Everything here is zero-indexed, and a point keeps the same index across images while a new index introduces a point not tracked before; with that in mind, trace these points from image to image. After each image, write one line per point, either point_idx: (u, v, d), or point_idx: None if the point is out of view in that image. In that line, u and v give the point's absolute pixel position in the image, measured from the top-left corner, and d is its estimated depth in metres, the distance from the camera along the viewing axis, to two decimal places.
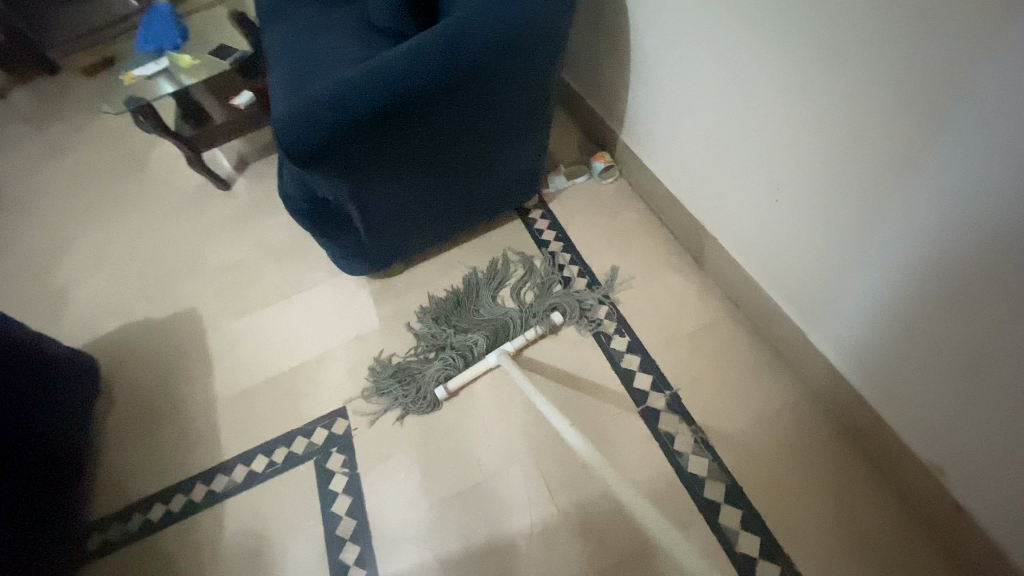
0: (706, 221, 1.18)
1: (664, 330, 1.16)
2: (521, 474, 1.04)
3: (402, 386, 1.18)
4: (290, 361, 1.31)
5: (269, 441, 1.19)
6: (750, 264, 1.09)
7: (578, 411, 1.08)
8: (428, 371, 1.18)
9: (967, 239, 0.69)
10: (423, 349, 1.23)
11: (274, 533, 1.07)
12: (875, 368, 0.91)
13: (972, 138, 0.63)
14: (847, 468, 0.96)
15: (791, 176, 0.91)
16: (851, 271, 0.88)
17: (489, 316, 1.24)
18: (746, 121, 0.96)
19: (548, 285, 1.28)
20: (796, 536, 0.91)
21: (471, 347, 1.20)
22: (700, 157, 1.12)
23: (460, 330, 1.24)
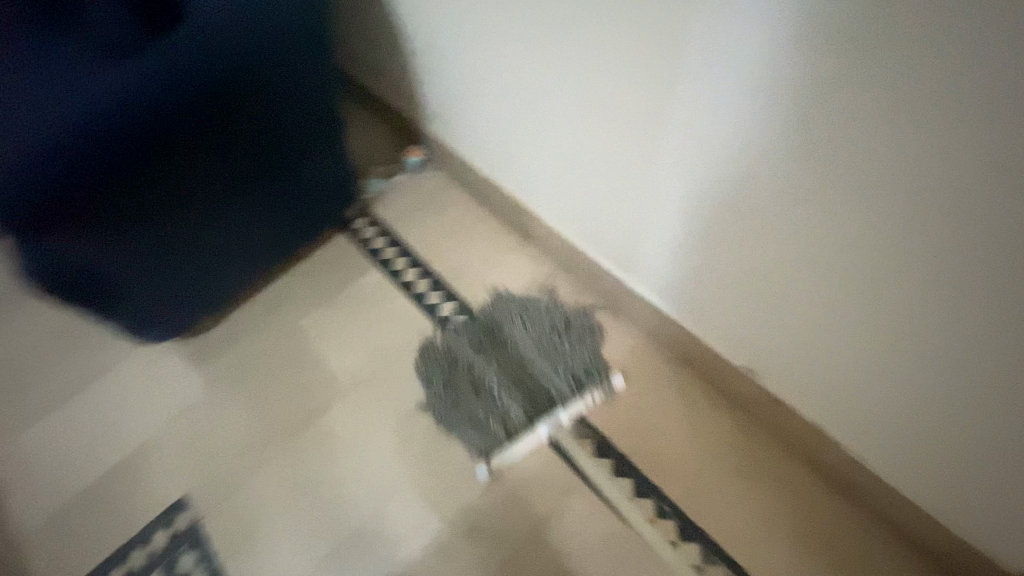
0: (524, 195, 1.19)
1: (510, 310, 1.17)
2: (402, 499, 0.98)
3: (462, 410, 1.04)
4: (105, 463, 1.09)
5: (98, 565, 0.99)
6: (571, 230, 1.12)
7: (446, 415, 1.05)
8: (460, 418, 1.03)
9: (719, 172, 0.75)
10: (440, 379, 1.08)
11: None
12: (685, 304, 0.98)
13: (702, 77, 0.68)
14: (687, 390, 1.04)
15: (578, 138, 0.93)
16: (650, 221, 0.92)
17: (526, 381, 1.05)
18: (529, 87, 0.96)
19: (579, 349, 1.08)
20: (659, 468, 0.98)
21: (511, 409, 1.03)
22: (504, 135, 1.11)
23: (500, 379, 1.06)
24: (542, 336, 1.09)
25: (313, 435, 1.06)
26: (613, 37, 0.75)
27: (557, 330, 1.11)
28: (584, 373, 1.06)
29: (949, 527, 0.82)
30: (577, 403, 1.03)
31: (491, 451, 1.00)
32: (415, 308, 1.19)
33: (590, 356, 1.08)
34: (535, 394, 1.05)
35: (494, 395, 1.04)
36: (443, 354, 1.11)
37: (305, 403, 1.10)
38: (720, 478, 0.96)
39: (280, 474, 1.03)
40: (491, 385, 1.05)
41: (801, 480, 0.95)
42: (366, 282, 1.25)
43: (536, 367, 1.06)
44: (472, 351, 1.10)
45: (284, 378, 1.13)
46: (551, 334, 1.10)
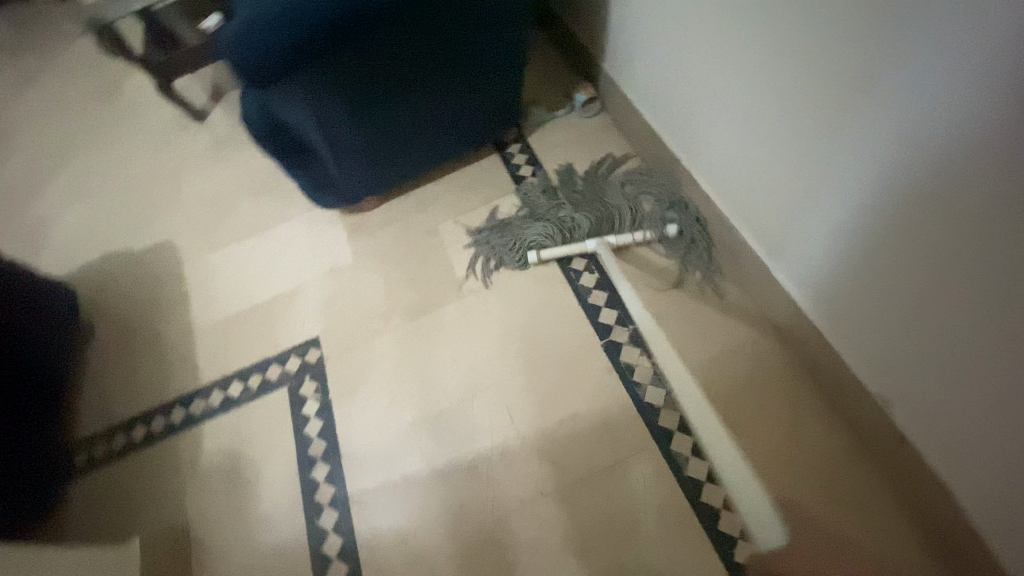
0: (689, 161, 1.13)
1: (634, 266, 1.15)
2: (486, 401, 1.06)
3: (503, 239, 1.23)
4: (268, 293, 1.32)
5: (246, 368, 1.22)
6: (733, 210, 1.05)
7: (546, 343, 1.10)
8: (531, 221, 1.25)
9: (934, 165, 0.65)
10: (539, 209, 1.26)
11: (247, 453, 1.11)
12: (835, 304, 0.90)
13: (954, 46, 0.57)
14: (798, 400, 0.98)
15: (769, 98, 0.85)
16: (823, 206, 0.84)
17: (601, 199, 1.24)
18: (728, 33, 0.88)
19: (664, 204, 1.17)
20: (742, 463, 0.94)
21: (581, 221, 1.21)
22: (687, 102, 1.05)
23: (573, 211, 1.23)
24: (625, 190, 1.23)
25: (426, 323, 1.18)
26: (848, 18, 0.67)
27: (631, 193, 1.22)
28: (666, 222, 1.15)
29: None
30: (636, 234, 1.15)
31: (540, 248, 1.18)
32: (542, 242, 1.20)
33: (662, 228, 1.15)
34: (606, 221, 1.21)
35: (563, 216, 1.23)
36: (507, 224, 1.25)
37: (428, 295, 1.22)
38: (812, 508, 0.90)
39: (393, 346, 1.17)
40: (565, 210, 1.24)
41: (898, 533, 0.87)
42: (507, 205, 1.31)
43: (609, 231, 1.19)
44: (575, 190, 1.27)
45: (417, 270, 1.26)
46: (650, 195, 1.21)
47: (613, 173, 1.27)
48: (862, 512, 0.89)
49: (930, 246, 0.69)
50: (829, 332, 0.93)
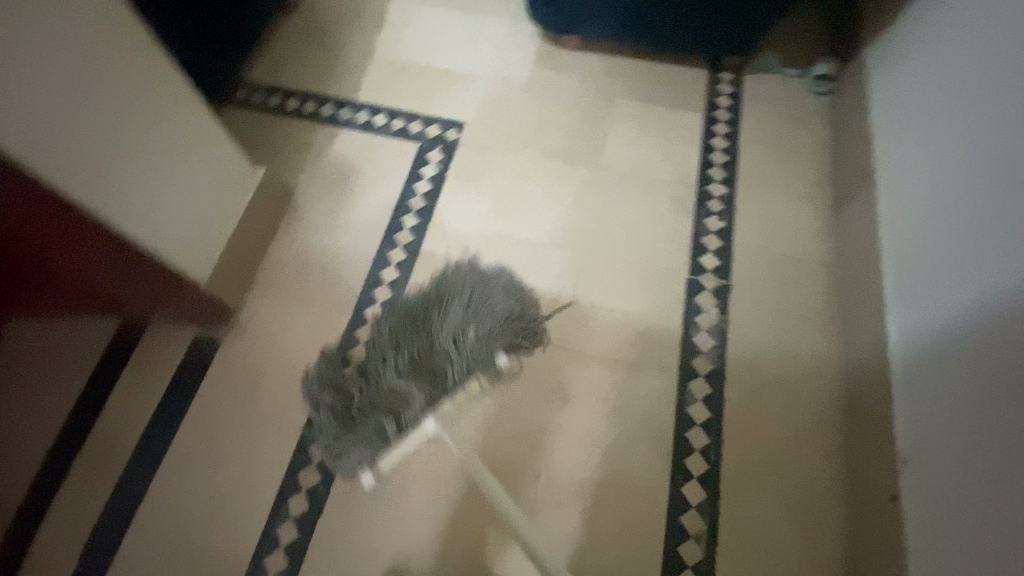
0: (885, 180, 1.05)
1: (760, 237, 1.15)
2: (564, 256, 1.13)
3: (342, 418, 0.94)
4: (445, 64, 1.38)
5: (395, 111, 1.31)
6: (891, 250, 0.98)
7: (644, 246, 1.13)
8: (366, 416, 0.93)
9: None
10: (356, 379, 0.98)
11: (363, 172, 1.24)
12: (919, 369, 0.85)
13: None
14: (822, 425, 0.98)
15: (1006, 140, 0.77)
16: (979, 271, 0.78)
17: (432, 352, 0.97)
18: (1014, 59, 0.79)
19: (445, 337, 0.97)
20: (738, 434, 0.97)
21: (403, 394, 0.94)
22: (939, 122, 0.94)
23: (402, 367, 0.96)
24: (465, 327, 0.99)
25: (554, 172, 1.23)
26: None
27: (465, 312, 1.00)
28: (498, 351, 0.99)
29: None
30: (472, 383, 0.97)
31: (377, 455, 0.92)
32: (694, 170, 1.22)
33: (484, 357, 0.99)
34: (418, 377, 0.95)
35: (392, 379, 0.95)
36: (331, 383, 0.97)
37: (569, 151, 1.25)
38: (765, 503, 0.92)
39: (517, 169, 1.23)
40: (385, 365, 0.97)
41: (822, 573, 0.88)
42: (687, 119, 1.28)
43: (433, 356, 0.97)
44: (421, 322, 1.02)
45: (572, 125, 1.28)
46: (458, 308, 1.01)
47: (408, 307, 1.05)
48: (807, 537, 0.90)
49: None
50: (897, 392, 0.89)
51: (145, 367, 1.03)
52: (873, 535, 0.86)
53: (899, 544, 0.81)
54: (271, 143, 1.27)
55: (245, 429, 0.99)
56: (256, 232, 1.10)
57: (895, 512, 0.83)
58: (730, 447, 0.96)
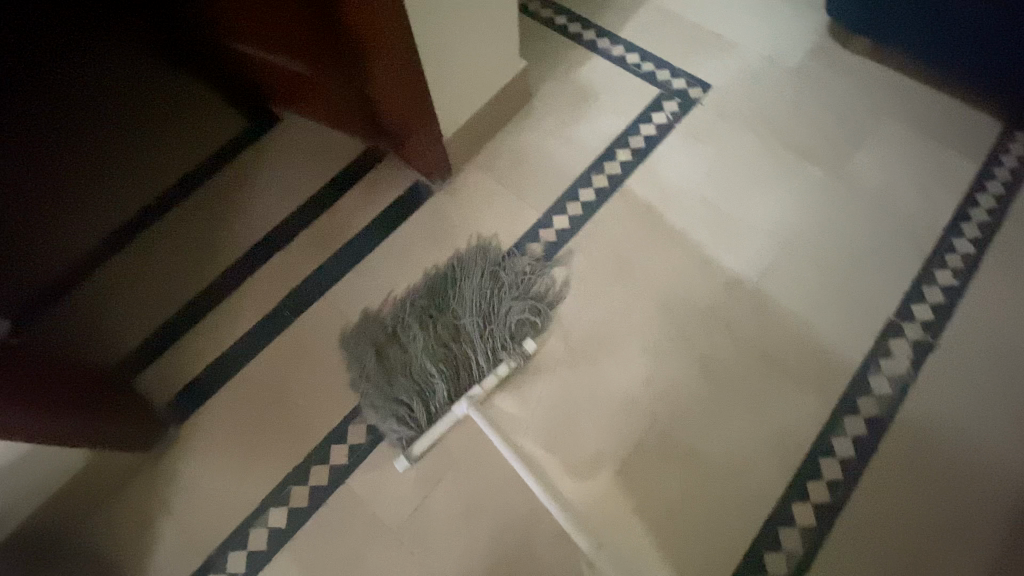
0: None
1: (994, 313, 1.00)
2: (760, 244, 1.10)
3: (382, 386, 0.98)
4: (714, 29, 1.36)
5: (650, 56, 1.34)
6: None
7: (851, 270, 1.06)
8: (383, 390, 0.98)
9: None
10: (382, 355, 1.01)
11: (599, 99, 1.29)
12: None
13: None
14: (978, 526, 0.86)
15: None
16: None
17: (455, 327, 1.03)
18: None
19: (472, 317, 1.03)
20: (876, 488, 0.89)
21: (420, 363, 0.99)
22: None
23: (426, 343, 1.01)
24: (490, 299, 1.06)
25: (784, 162, 1.18)
26: None
27: (492, 289, 1.07)
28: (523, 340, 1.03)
29: None
30: (501, 364, 1.00)
31: (414, 437, 0.95)
32: (946, 217, 1.09)
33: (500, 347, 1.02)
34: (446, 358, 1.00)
35: (411, 346, 1.01)
36: (388, 355, 1.01)
37: (808, 149, 1.19)
38: (875, 564, 0.85)
39: (747, 148, 1.20)
40: (411, 341, 1.01)
41: None
42: (959, 164, 1.14)
43: (462, 343, 1.01)
44: (441, 299, 1.06)
45: (822, 126, 1.21)
46: (483, 288, 1.07)
47: (551, 126, 1.25)
48: None
49: None
50: None
51: (371, 189, 1.21)
52: None
53: None
54: (533, 49, 1.37)
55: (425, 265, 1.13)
56: (497, 111, 1.21)
57: None
58: (863, 494, 0.89)
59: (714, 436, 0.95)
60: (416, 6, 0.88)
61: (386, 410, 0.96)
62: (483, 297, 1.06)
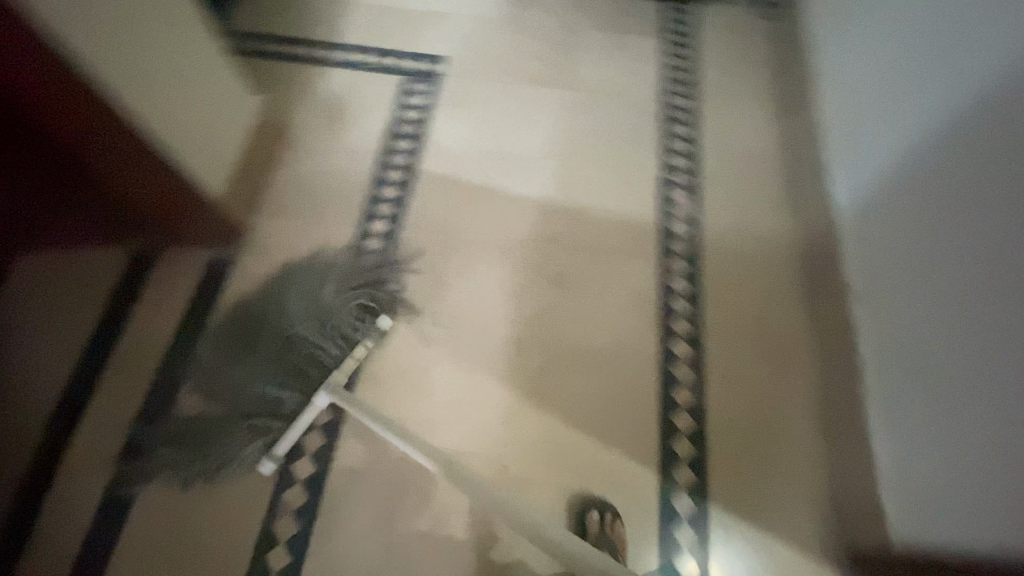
0: (818, 84, 1.20)
1: (723, 141, 1.27)
2: (549, 167, 1.24)
3: (219, 418, 0.95)
4: (425, 9, 1.45)
5: (382, 50, 1.38)
6: (827, 140, 1.13)
7: (622, 156, 1.25)
8: (216, 413, 0.95)
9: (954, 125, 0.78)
10: (223, 388, 0.97)
11: (357, 106, 1.30)
12: (867, 238, 0.97)
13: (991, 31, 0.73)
14: (789, 289, 1.09)
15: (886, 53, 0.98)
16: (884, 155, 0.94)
17: (291, 336, 0.99)
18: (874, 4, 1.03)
19: (305, 316, 1.01)
20: (717, 303, 1.09)
21: (266, 379, 0.96)
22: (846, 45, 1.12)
23: (265, 359, 0.97)
24: (329, 298, 1.03)
25: (534, 96, 1.33)
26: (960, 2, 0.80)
27: (323, 285, 1.04)
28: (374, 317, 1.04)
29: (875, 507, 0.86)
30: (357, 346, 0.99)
31: (275, 442, 0.93)
32: (660, 90, 1.35)
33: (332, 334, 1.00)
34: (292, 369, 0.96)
35: (248, 367, 0.97)
36: (228, 388, 0.97)
37: (545, 78, 1.35)
38: (745, 355, 1.03)
39: (501, 96, 1.33)
40: (247, 363, 0.98)
41: (799, 407, 0.99)
42: (651, 47, 1.40)
43: (316, 349, 0.98)
44: (270, 316, 1.02)
45: (547, 57, 1.39)
46: (326, 292, 1.03)
47: (323, 148, 1.24)
48: (785, 378, 1.01)
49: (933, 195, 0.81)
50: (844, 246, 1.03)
51: (166, 288, 1.09)
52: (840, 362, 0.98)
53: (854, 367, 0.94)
54: (268, 85, 1.32)
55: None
56: None
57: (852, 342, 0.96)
58: (709, 312, 1.08)
59: (593, 332, 1.07)
60: (110, 83, 0.79)
61: (241, 434, 0.93)
62: (319, 297, 1.03)
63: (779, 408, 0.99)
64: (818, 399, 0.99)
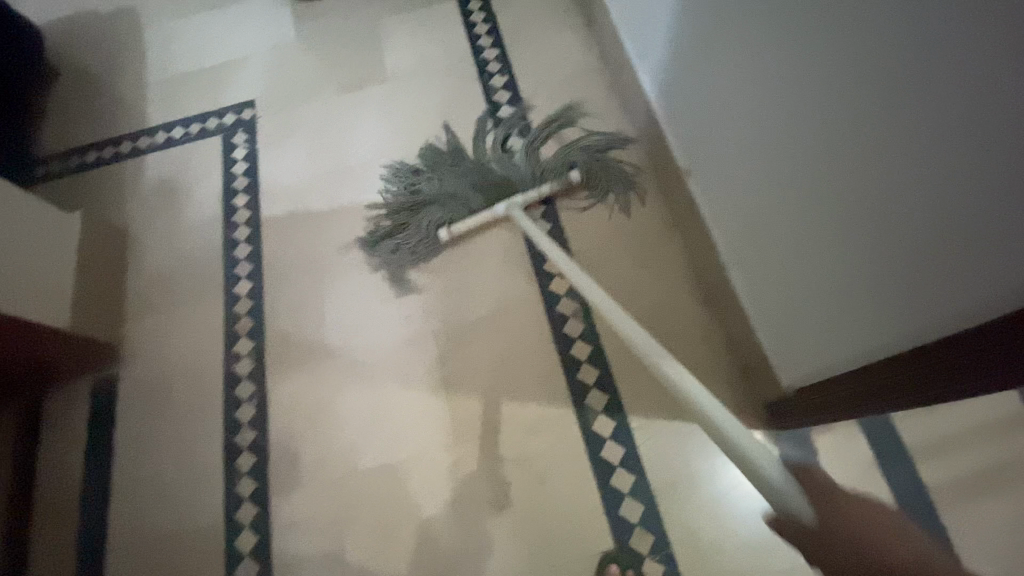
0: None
1: (540, 74, 1.23)
2: (386, 166, 1.20)
3: (401, 230, 1.10)
4: (215, 58, 1.37)
5: (188, 117, 1.32)
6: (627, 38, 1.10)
7: (450, 127, 1.22)
8: (416, 218, 1.09)
9: (745, 73, 0.75)
10: (426, 207, 1.09)
11: (184, 181, 1.25)
12: (737, 220, 0.87)
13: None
14: (642, 192, 1.10)
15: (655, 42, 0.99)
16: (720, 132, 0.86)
17: (505, 165, 1.10)
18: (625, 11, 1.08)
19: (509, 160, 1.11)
20: (581, 231, 1.09)
21: (474, 198, 1.08)
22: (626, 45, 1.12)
23: (470, 178, 1.09)
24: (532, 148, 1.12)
25: (349, 102, 1.28)
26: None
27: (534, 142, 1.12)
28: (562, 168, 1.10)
29: (766, 366, 0.87)
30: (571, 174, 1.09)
31: (450, 222, 1.08)
32: (466, 44, 1.29)
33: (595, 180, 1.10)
34: (499, 184, 1.09)
35: (456, 193, 1.08)
36: (410, 202, 1.11)
37: (354, 80, 1.31)
38: (618, 268, 1.05)
39: (317, 114, 1.28)
40: (465, 189, 1.08)
41: (682, 298, 1.01)
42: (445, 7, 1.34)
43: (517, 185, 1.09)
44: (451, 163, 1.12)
45: (349, 59, 1.33)
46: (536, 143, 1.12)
47: (165, 237, 1.20)
48: (661, 277, 1.03)
49: (773, 147, 0.73)
50: (669, 136, 1.02)
51: (59, 434, 1.06)
52: (698, 241, 0.99)
53: (710, 246, 0.96)
54: (90, 197, 1.27)
55: (187, 429, 1.04)
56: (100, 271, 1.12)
57: (700, 221, 0.97)
58: (576, 243, 1.08)
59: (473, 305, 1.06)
60: None
61: (451, 214, 1.08)
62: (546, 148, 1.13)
63: (663, 309, 1.01)
64: (696, 284, 1.01)
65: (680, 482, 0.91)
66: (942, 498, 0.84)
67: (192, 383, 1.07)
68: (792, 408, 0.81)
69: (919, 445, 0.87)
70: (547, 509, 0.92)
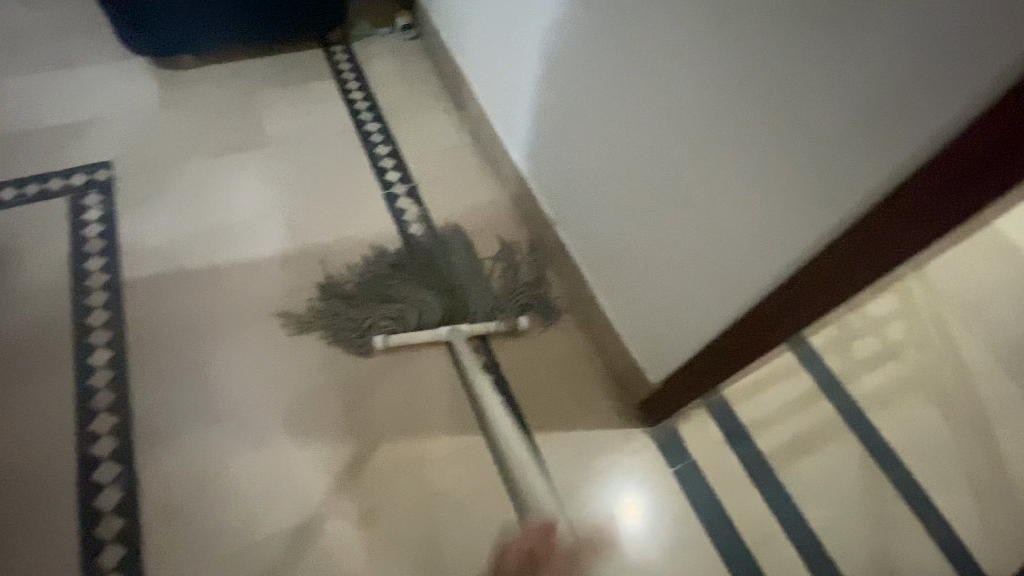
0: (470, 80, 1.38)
1: (420, 147, 1.38)
2: (271, 225, 1.21)
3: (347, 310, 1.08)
4: (58, 119, 1.27)
5: (23, 177, 1.18)
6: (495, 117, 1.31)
7: (337, 189, 1.28)
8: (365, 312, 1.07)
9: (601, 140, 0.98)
10: (362, 301, 1.09)
11: (16, 246, 1.10)
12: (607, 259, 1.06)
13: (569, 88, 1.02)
14: (520, 241, 1.27)
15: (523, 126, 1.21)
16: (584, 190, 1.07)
17: (455, 285, 1.11)
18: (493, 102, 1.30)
19: (461, 268, 1.14)
20: None
21: (426, 304, 1.08)
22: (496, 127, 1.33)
23: (422, 285, 1.11)
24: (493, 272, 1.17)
25: (225, 166, 1.27)
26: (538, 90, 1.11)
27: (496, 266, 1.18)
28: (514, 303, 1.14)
29: (638, 371, 1.05)
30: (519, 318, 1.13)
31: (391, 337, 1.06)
32: (348, 119, 1.40)
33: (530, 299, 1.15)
34: (448, 297, 1.10)
35: (407, 295, 1.09)
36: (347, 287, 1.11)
37: (231, 144, 1.31)
38: None
39: (189, 175, 1.24)
40: (415, 290, 1.09)
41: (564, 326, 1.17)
42: (323, 86, 1.44)
43: (468, 298, 1.10)
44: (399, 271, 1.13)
45: (224, 126, 1.33)
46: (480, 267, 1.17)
47: None
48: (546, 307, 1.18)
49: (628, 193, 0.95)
50: (537, 195, 1.23)
51: None
52: (570, 278, 1.18)
53: (582, 280, 1.14)
54: None
55: (27, 531, 0.87)
56: None
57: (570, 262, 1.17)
58: None
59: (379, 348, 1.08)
60: None
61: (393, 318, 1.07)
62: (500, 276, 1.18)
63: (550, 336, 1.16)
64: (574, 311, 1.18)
65: (585, 488, 1.02)
66: (773, 461, 1.08)
67: (32, 475, 0.91)
68: (668, 398, 0.99)
69: (751, 423, 1.11)
70: (467, 537, 0.95)
